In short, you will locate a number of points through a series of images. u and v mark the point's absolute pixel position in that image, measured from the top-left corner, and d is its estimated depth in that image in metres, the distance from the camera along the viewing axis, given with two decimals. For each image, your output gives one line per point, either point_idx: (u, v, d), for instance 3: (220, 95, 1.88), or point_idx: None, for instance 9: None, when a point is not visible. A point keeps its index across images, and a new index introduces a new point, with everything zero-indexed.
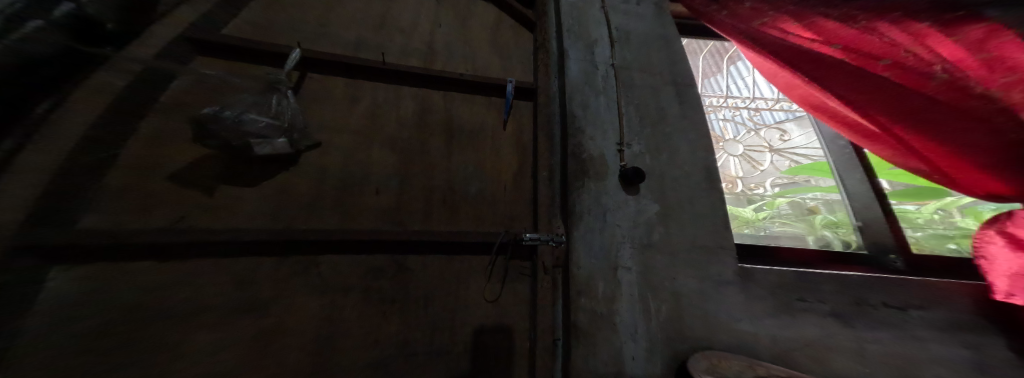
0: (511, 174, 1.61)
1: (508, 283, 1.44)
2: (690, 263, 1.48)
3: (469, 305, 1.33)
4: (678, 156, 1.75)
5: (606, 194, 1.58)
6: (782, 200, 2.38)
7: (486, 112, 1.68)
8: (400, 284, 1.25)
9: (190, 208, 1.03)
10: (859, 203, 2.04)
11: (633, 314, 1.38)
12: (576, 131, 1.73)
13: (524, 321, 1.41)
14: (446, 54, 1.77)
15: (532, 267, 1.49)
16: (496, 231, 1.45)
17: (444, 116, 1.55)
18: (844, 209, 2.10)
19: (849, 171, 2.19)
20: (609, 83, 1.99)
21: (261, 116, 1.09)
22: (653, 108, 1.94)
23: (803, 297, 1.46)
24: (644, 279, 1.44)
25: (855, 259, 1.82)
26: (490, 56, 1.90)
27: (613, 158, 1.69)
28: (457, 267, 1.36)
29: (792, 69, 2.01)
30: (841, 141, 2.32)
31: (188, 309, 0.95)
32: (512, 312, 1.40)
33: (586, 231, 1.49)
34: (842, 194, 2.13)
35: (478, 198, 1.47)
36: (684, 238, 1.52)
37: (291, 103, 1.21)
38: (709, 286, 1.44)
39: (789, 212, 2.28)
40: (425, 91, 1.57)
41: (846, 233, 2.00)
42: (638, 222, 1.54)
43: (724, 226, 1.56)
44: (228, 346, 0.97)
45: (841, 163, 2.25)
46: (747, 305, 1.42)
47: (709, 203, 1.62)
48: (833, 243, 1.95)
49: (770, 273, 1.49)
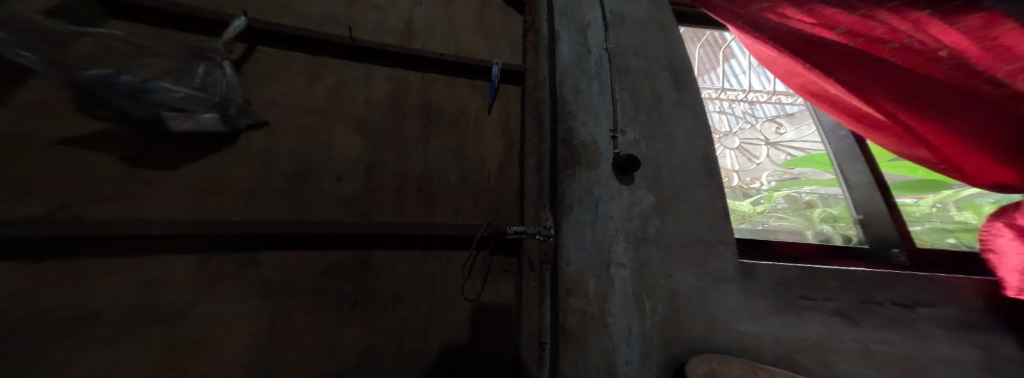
0: (495, 162, 1.48)
1: (490, 281, 1.32)
2: (688, 258, 1.36)
3: (444, 307, 1.21)
4: (675, 145, 1.64)
5: (599, 183, 1.46)
6: (778, 194, 2.29)
7: (469, 95, 1.54)
8: (363, 284, 1.12)
9: (79, 195, 0.89)
10: (862, 196, 1.93)
11: (626, 315, 1.28)
12: (567, 116, 1.62)
13: (507, 324, 1.29)
14: (425, 33, 1.62)
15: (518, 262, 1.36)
16: (478, 223, 1.32)
17: (421, 98, 1.41)
18: (845, 203, 1.99)
19: (849, 163, 2.06)
20: (602, 68, 1.87)
21: (176, 85, 0.96)
22: (649, 94, 1.83)
23: (809, 295, 1.36)
24: (639, 276, 1.32)
25: (856, 253, 1.74)
26: (474, 37, 1.76)
27: (606, 146, 1.58)
28: (433, 263, 1.24)
29: (794, 56, 1.87)
30: (841, 130, 2.18)
31: (71, 318, 0.83)
32: (494, 313, 1.28)
33: (576, 224, 1.38)
34: (842, 188, 2.04)
35: (459, 188, 1.34)
36: (682, 231, 1.40)
37: (228, 76, 1.07)
38: (708, 284, 1.32)
39: (786, 206, 2.18)
40: (400, 72, 1.42)
41: (846, 227, 1.91)
42: (632, 214, 1.42)
43: (726, 218, 1.43)
44: (127, 362, 0.85)
45: (841, 155, 2.12)
46: (750, 304, 1.31)
47: (708, 194, 1.50)
48: (833, 238, 1.85)
49: (774, 269, 1.37)
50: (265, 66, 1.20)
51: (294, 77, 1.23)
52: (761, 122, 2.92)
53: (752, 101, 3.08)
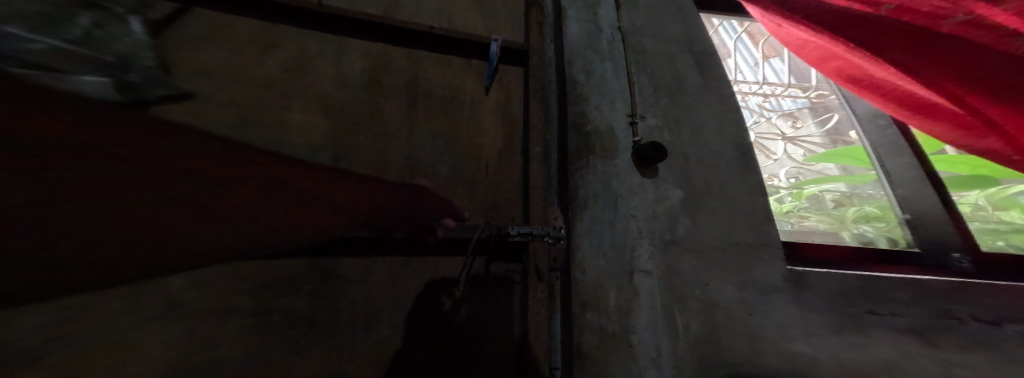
0: (495, 152, 1.27)
1: (488, 293, 1.11)
2: (727, 264, 1.13)
3: (428, 325, 1.00)
4: (702, 132, 1.41)
5: (617, 176, 1.25)
6: (806, 192, 2.03)
7: (464, 75, 1.35)
8: (320, 300, 0.92)
9: None
10: (909, 191, 1.63)
11: (653, 332, 1.06)
12: (578, 99, 1.41)
13: (509, 346, 1.08)
14: (413, 6, 1.43)
15: (524, 269, 1.17)
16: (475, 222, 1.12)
17: (407, 77, 1.22)
18: (884, 200, 1.70)
19: (893, 156, 1.75)
20: (616, 47, 1.65)
21: (33, 35, 0.75)
22: (670, 76, 1.61)
23: (874, 308, 1.13)
24: (668, 286, 1.11)
25: (908, 258, 1.44)
26: (471, 12, 1.55)
27: (623, 133, 1.37)
28: (418, 272, 1.03)
29: (835, 36, 1.59)
30: (881, 121, 1.88)
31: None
32: (492, 331, 1.07)
33: (591, 224, 1.19)
34: (885, 184, 1.70)
35: (450, 181, 1.15)
36: (717, 233, 1.17)
37: (132, 34, 0.92)
38: (751, 295, 1.10)
39: (812, 205, 1.92)
40: (383, 48, 1.23)
41: (891, 227, 1.61)
42: (657, 212, 1.20)
43: (769, 218, 1.20)
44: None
45: (882, 147, 1.80)
46: (804, 320, 1.09)
47: (746, 188, 1.25)
48: (876, 240, 1.57)
49: (829, 278, 1.15)
50: (232, 46, 1.05)
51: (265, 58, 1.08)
52: (776, 118, 2.65)
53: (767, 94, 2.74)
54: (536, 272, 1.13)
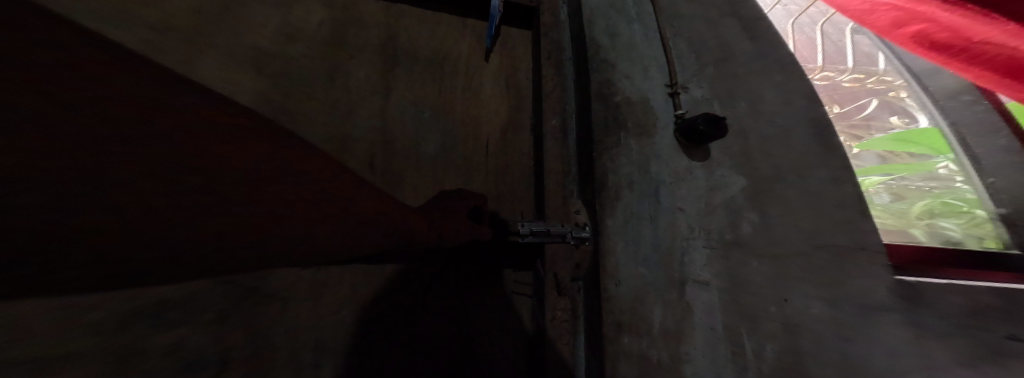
0: (497, 133, 1.12)
1: (498, 300, 0.94)
2: (811, 272, 0.86)
3: (428, 343, 0.87)
4: (765, 102, 1.09)
5: (655, 159, 1.00)
6: (877, 181, 1.37)
7: (459, 44, 1.19)
8: (278, 310, 0.77)
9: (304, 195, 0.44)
10: (1006, 180, 1.24)
11: (712, 359, 0.84)
12: (602, 66, 1.15)
13: (524, 366, 0.93)
14: None
15: (536, 278, 0.98)
16: (453, 192, 0.81)
17: (385, 50, 1.09)
18: (972, 193, 1.29)
19: (985, 136, 1.34)
20: (646, 7, 1.29)
21: None
22: (713, 37, 1.22)
23: (1015, 333, 0.83)
24: (733, 300, 0.86)
25: (991, 261, 1.16)
26: None
27: (662, 105, 1.09)
28: (407, 279, 0.88)
29: None
30: (966, 97, 1.42)
31: (194, 318, 0.69)
32: (501, 343, 0.93)
33: (627, 220, 0.96)
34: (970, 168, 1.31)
35: (437, 160, 1.04)
36: (793, 232, 0.90)
37: None
38: (847, 315, 0.82)
39: (889, 202, 1.31)
40: (361, 21, 1.08)
41: (976, 223, 1.24)
42: (711, 204, 0.95)
43: (864, 212, 0.89)
44: (236, 341, 0.72)
45: (970, 126, 1.37)
46: (923, 349, 0.79)
47: (829, 173, 0.95)
48: (957, 241, 1.21)
49: (953, 291, 0.84)
50: (176, 27, 0.87)
51: (249, 31, 0.95)
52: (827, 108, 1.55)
53: (822, 69, 1.69)
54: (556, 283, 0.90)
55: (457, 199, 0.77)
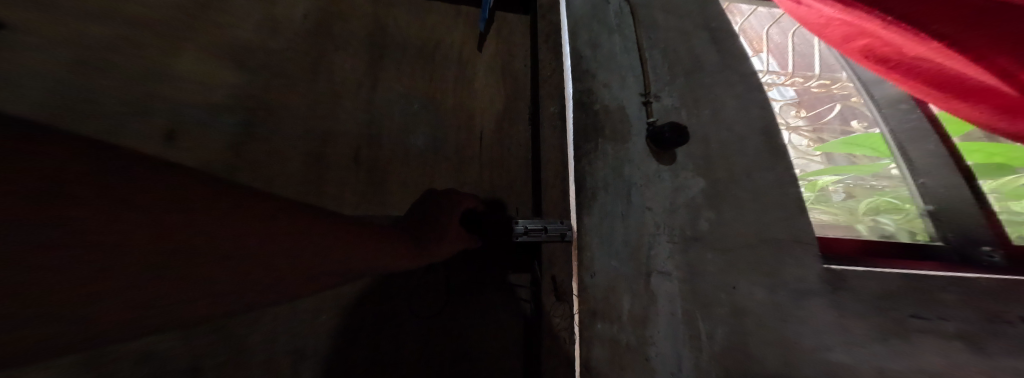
0: (492, 156, 1.50)
1: (501, 284, 1.43)
2: (755, 263, 0.99)
3: (459, 317, 1.36)
4: (726, 112, 1.21)
5: (629, 163, 1.11)
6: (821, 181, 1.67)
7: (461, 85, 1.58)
8: None
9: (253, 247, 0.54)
10: (933, 180, 1.37)
11: (673, 341, 0.96)
12: (583, 76, 1.25)
13: (516, 336, 1.41)
14: (402, 12, 1.62)
15: (534, 279, 1.44)
16: (445, 190, 1.02)
17: (405, 90, 1.49)
18: (905, 190, 1.44)
19: (917, 142, 1.46)
20: (625, 21, 1.38)
21: None
22: (684, 51, 1.34)
23: (920, 313, 0.99)
24: (690, 289, 0.99)
25: (927, 252, 1.26)
26: (453, 15, 1.69)
27: (636, 113, 1.20)
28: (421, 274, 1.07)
29: None
30: (904, 104, 1.56)
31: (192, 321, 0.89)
32: (504, 316, 1.42)
33: (602, 218, 1.06)
34: (904, 171, 1.45)
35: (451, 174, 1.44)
36: (743, 225, 1.03)
37: None
38: (785, 299, 0.96)
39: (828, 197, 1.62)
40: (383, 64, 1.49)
41: (909, 219, 1.39)
42: (676, 204, 1.07)
43: (803, 210, 1.04)
44: None
45: (904, 131, 1.51)
46: (845, 327, 0.94)
47: (775, 176, 1.10)
48: (894, 234, 1.36)
49: (872, 277, 0.99)
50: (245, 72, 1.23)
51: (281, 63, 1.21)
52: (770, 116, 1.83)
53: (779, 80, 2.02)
54: (555, 285, 1.34)
55: (449, 199, 0.98)
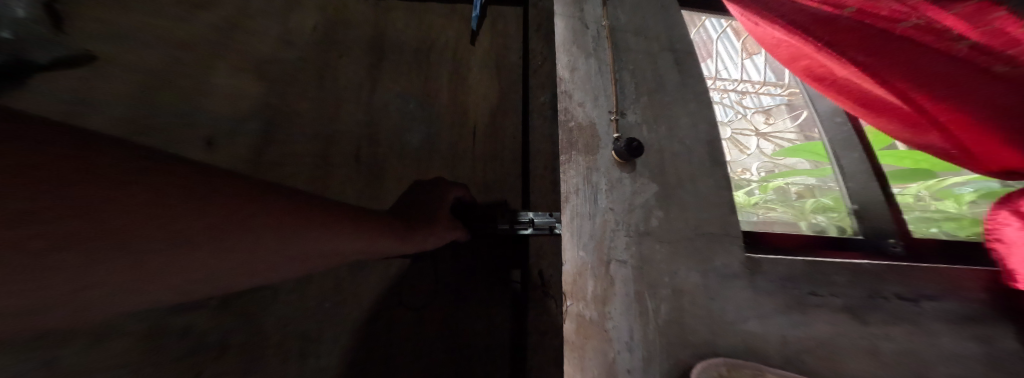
0: (485, 161, 1.72)
1: (492, 271, 1.68)
2: (692, 253, 1.25)
3: (456, 296, 1.62)
4: (680, 128, 1.46)
5: (597, 171, 1.34)
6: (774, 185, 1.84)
7: (454, 98, 1.80)
8: None
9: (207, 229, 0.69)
10: (857, 184, 1.65)
11: (627, 316, 1.18)
12: (562, 96, 1.46)
13: (504, 317, 1.63)
14: (401, 34, 1.85)
15: (523, 273, 1.68)
16: (438, 179, 1.36)
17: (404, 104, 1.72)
18: (837, 192, 1.71)
19: (847, 151, 1.73)
20: (601, 46, 1.59)
21: None
22: (650, 73, 1.57)
23: (816, 291, 1.27)
24: (641, 274, 1.23)
25: (851, 244, 1.49)
26: (448, 37, 1.91)
27: (605, 129, 1.42)
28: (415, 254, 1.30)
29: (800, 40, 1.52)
30: (838, 118, 1.82)
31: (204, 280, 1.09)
32: (495, 298, 1.65)
33: (573, 217, 1.28)
34: (838, 177, 1.72)
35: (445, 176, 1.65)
36: (685, 224, 1.29)
37: None
38: (713, 281, 1.22)
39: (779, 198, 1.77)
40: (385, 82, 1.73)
41: (841, 218, 1.63)
42: (633, 205, 1.30)
43: (731, 210, 1.32)
44: None
45: (838, 143, 1.79)
46: (757, 302, 1.21)
47: (713, 182, 1.36)
48: (828, 229, 1.56)
49: (780, 264, 1.28)
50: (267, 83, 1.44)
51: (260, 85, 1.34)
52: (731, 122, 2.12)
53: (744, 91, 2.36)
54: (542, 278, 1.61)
55: (443, 185, 1.32)
